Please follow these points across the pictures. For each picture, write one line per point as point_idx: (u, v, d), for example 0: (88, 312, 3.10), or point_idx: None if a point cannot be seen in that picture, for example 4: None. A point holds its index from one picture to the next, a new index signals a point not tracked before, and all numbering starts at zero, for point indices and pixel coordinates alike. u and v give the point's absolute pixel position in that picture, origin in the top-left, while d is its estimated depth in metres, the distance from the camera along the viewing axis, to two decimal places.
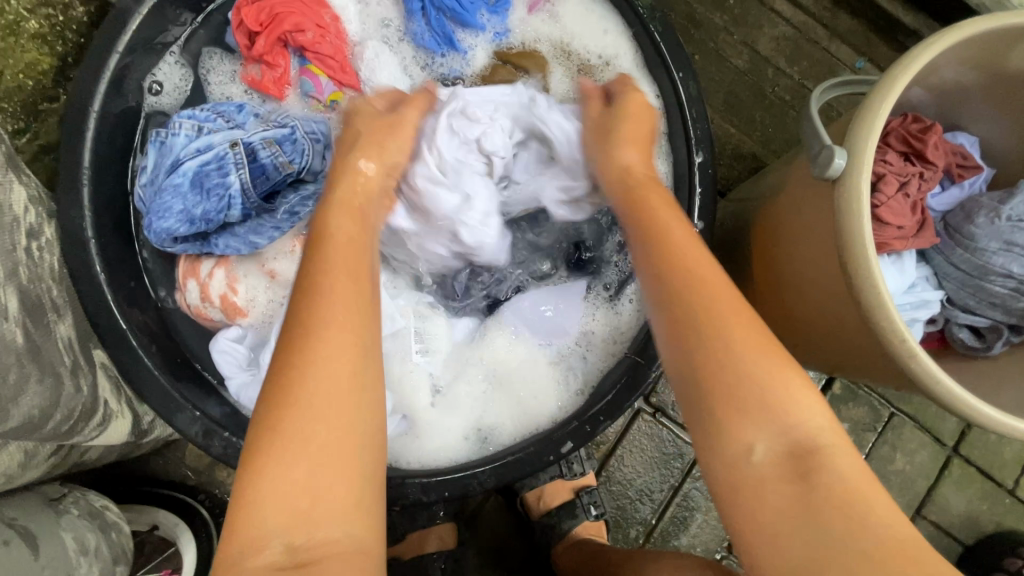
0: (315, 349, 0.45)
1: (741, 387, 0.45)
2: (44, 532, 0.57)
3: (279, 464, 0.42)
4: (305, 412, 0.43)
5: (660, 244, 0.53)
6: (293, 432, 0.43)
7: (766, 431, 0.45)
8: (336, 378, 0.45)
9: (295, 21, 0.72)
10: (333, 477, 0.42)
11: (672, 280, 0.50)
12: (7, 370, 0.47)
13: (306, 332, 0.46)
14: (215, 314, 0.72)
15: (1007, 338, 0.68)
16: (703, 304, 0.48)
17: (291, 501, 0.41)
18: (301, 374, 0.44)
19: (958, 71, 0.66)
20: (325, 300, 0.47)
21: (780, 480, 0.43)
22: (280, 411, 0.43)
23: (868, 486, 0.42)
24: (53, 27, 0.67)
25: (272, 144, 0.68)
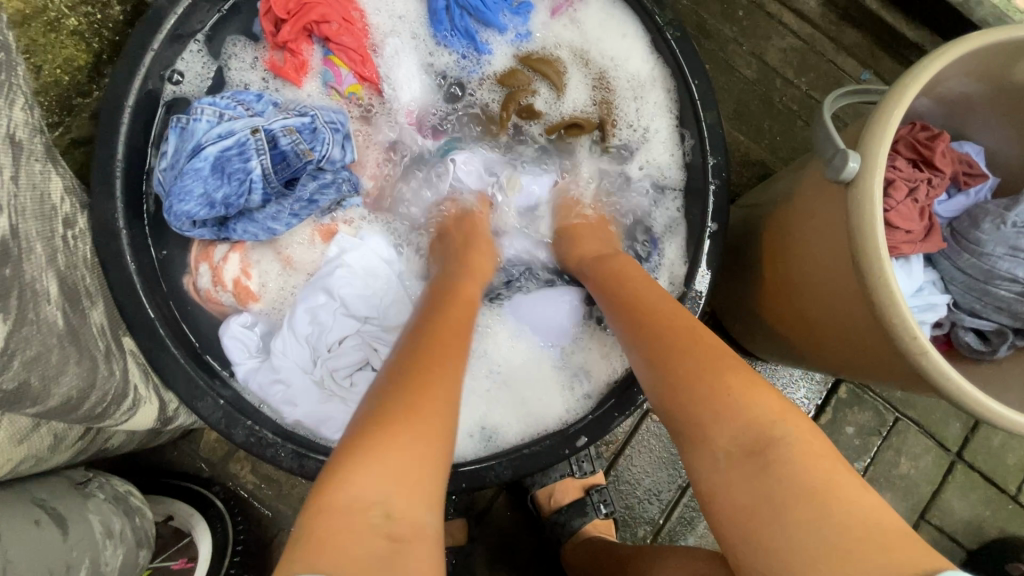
0: (446, 360, 0.51)
1: (692, 379, 0.50)
2: (72, 513, 0.58)
3: (398, 437, 0.44)
4: (432, 401, 0.47)
5: (623, 298, 0.62)
6: (417, 416, 0.46)
7: (721, 426, 0.47)
8: (450, 389, 0.50)
9: (322, 11, 0.74)
10: (433, 467, 0.45)
11: (623, 314, 0.60)
12: (49, 351, 0.48)
13: (439, 347, 0.53)
14: (226, 298, 0.74)
15: (1013, 342, 0.70)
16: (654, 321, 0.57)
17: (404, 475, 0.43)
18: (436, 371, 0.50)
19: (964, 82, 0.68)
20: (457, 338, 0.55)
21: (739, 475, 0.45)
22: (409, 396, 0.47)
23: (822, 461, 0.44)
24: (91, 25, 0.69)
25: (293, 132, 0.70)
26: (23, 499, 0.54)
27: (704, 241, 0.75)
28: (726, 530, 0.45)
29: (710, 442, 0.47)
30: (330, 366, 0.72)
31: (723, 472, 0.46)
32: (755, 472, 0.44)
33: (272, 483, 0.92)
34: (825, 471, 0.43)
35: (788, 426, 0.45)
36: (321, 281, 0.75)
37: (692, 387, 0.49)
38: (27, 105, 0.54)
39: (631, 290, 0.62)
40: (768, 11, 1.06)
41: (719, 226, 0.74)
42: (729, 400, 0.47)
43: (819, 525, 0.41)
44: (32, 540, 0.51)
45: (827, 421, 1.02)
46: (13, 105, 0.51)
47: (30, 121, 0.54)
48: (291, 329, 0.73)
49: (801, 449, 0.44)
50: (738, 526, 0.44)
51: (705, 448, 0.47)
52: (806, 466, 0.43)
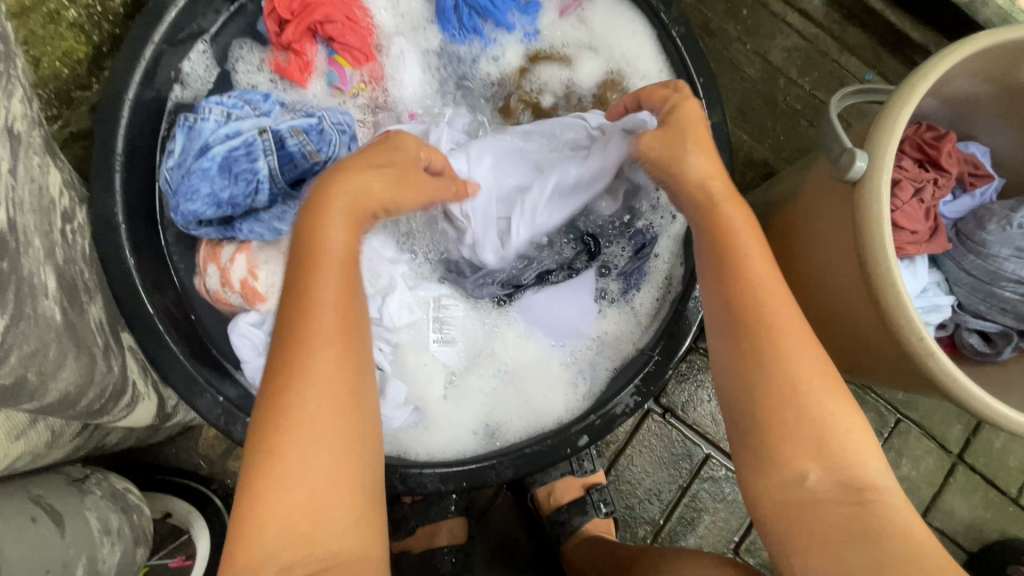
0: (307, 367, 0.43)
1: (799, 400, 0.46)
2: (69, 510, 0.58)
3: (276, 483, 0.42)
4: (301, 435, 0.42)
5: (736, 285, 0.49)
6: (292, 455, 0.42)
7: (818, 459, 0.45)
8: (326, 401, 0.43)
9: (326, 11, 0.73)
10: (330, 498, 0.43)
11: (740, 295, 0.49)
12: (47, 346, 0.47)
13: (299, 346, 0.44)
14: (235, 299, 0.72)
15: (1017, 344, 0.69)
16: (764, 309, 0.48)
17: (292, 522, 0.42)
18: (298, 396, 0.43)
19: (971, 82, 0.68)
20: (320, 315, 0.45)
21: (833, 503, 0.45)
22: (268, 437, 0.42)
23: (908, 509, 0.45)
24: (91, 17, 0.68)
25: (300, 133, 0.69)
26: (20, 495, 0.54)
27: None
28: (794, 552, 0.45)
29: (799, 471, 0.45)
30: None
31: (806, 491, 0.45)
32: (851, 504, 0.44)
33: None
34: (913, 522, 0.44)
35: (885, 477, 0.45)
36: None
37: (788, 401, 0.46)
38: (26, 97, 0.53)
39: (739, 255, 0.51)
40: (773, 10, 1.06)
41: None
42: (818, 428, 0.45)
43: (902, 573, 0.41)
44: (29, 537, 0.51)
45: None
46: (11, 97, 0.50)
47: (28, 114, 0.53)
48: None
49: (893, 497, 0.45)
50: (816, 551, 0.44)
51: (793, 472, 0.45)
52: (899, 516, 0.44)
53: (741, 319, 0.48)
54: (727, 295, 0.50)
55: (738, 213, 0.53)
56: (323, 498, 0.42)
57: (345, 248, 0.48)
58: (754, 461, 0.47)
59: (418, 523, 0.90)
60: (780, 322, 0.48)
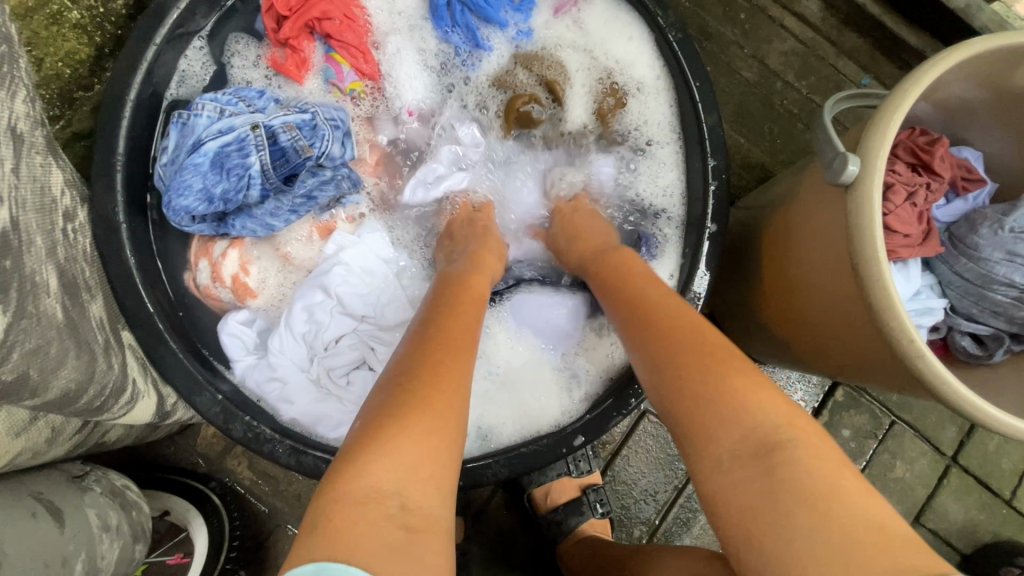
0: (456, 353, 0.50)
1: (705, 385, 0.47)
2: (69, 506, 0.58)
3: (411, 426, 0.44)
4: (446, 390, 0.47)
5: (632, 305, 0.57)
6: (434, 408, 0.45)
7: (725, 429, 0.45)
8: (464, 379, 0.49)
9: (324, 8, 0.74)
10: (446, 458, 0.44)
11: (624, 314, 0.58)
12: (48, 344, 0.48)
13: (448, 339, 0.51)
14: (224, 294, 0.75)
15: (1009, 347, 0.70)
16: (654, 315, 0.55)
17: (418, 466, 0.42)
18: (448, 366, 0.49)
19: (964, 87, 0.68)
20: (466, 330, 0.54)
21: (749, 483, 0.43)
22: (423, 387, 0.46)
23: (827, 459, 0.42)
24: (93, 18, 0.69)
25: (292, 129, 0.69)
26: (20, 492, 0.54)
27: (704, 243, 0.75)
28: (729, 533, 0.43)
29: (715, 446, 0.45)
30: (325, 364, 0.73)
31: (724, 475, 0.44)
32: (761, 475, 0.42)
33: (268, 480, 0.92)
34: (828, 475, 0.41)
35: (795, 431, 0.44)
36: (318, 279, 0.75)
37: (688, 382, 0.48)
38: (29, 97, 0.53)
39: (634, 282, 0.60)
40: (770, 14, 1.07)
41: (719, 227, 0.74)
42: (726, 399, 0.46)
43: (821, 533, 0.39)
44: (28, 533, 0.51)
45: (824, 424, 1.02)
46: (14, 97, 0.51)
47: (31, 113, 0.53)
48: (288, 326, 0.74)
49: (802, 453, 0.42)
50: (752, 541, 0.41)
51: (710, 450, 0.45)
52: (813, 472, 0.41)
53: (638, 328, 0.55)
54: (625, 311, 0.58)
55: (628, 256, 0.66)
56: (445, 455, 0.44)
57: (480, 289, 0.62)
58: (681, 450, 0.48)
59: None
60: (676, 321, 0.53)
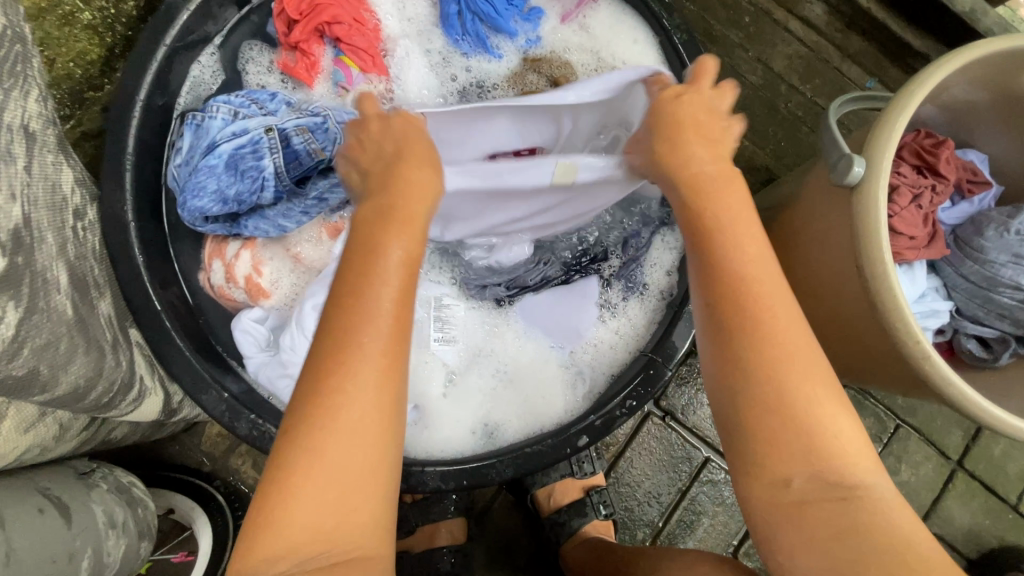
0: (362, 369, 0.44)
1: (788, 396, 0.45)
2: (76, 503, 0.59)
3: (307, 478, 0.43)
4: (339, 428, 0.43)
5: (731, 272, 0.48)
6: (329, 453, 0.43)
7: (808, 455, 0.45)
8: (365, 407, 0.44)
9: (334, 13, 0.75)
10: (361, 498, 0.44)
11: (726, 271, 0.48)
12: (58, 339, 0.48)
13: (339, 351, 0.44)
14: (238, 294, 0.75)
15: (1015, 349, 0.70)
16: (755, 302, 0.47)
17: (319, 517, 0.42)
18: (335, 397, 0.43)
19: (969, 90, 0.69)
20: (368, 328, 0.44)
21: (823, 504, 0.45)
22: (308, 430, 0.43)
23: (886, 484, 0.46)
24: (105, 19, 0.69)
25: (305, 132, 0.70)
26: (28, 487, 0.55)
27: None
28: (776, 537, 0.46)
29: (790, 471, 0.46)
30: None
31: (793, 494, 0.46)
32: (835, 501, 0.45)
33: None
34: (894, 509, 0.45)
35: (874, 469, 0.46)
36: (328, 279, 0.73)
37: (768, 392, 0.46)
38: (41, 97, 0.54)
39: (737, 245, 0.49)
40: (775, 18, 1.07)
41: None
42: (804, 418, 0.46)
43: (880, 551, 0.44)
44: (36, 528, 0.52)
45: None
46: (28, 96, 0.51)
47: (43, 112, 0.54)
48: (297, 325, 0.71)
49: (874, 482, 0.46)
50: (803, 546, 0.45)
51: (782, 469, 0.46)
52: (883, 509, 0.45)
53: (727, 312, 0.48)
54: (719, 283, 0.48)
55: (738, 199, 0.51)
56: (350, 496, 0.43)
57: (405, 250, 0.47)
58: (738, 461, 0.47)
59: (418, 522, 0.91)
60: (773, 321, 0.47)
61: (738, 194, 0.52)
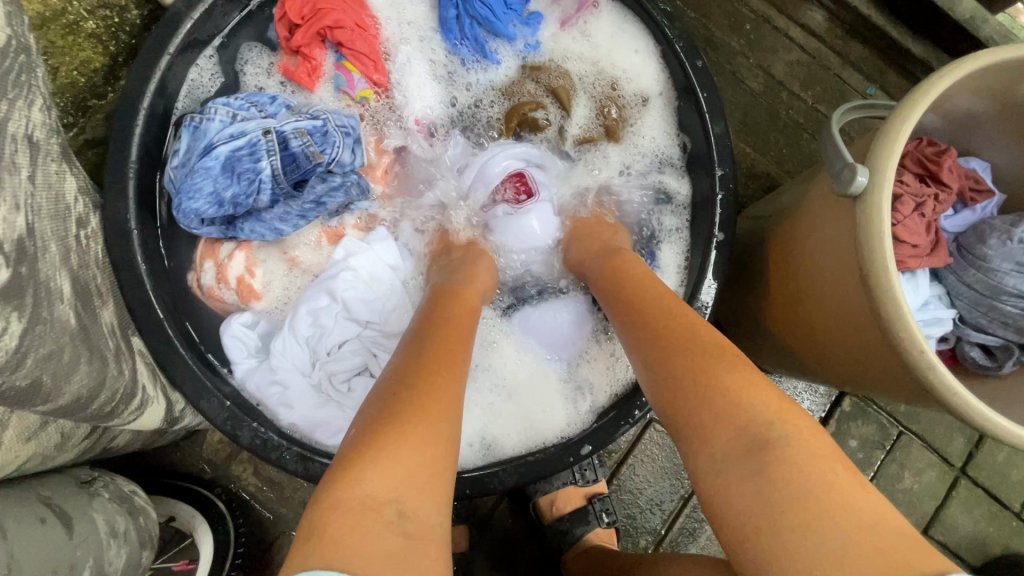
0: (460, 363, 0.53)
1: (705, 379, 0.49)
2: (78, 512, 0.58)
3: (415, 433, 0.45)
4: (447, 396, 0.48)
5: (632, 300, 0.60)
6: (434, 418, 0.46)
7: (721, 431, 0.46)
8: (459, 394, 0.50)
9: (336, 17, 0.75)
10: (448, 465, 0.46)
11: (634, 297, 0.60)
12: (62, 349, 0.48)
13: (445, 350, 0.53)
14: (228, 296, 0.75)
15: (1019, 357, 0.70)
16: (669, 321, 0.55)
17: (421, 472, 0.44)
18: (446, 372, 0.50)
19: (971, 99, 0.69)
20: (463, 343, 0.56)
21: (741, 477, 0.44)
22: (425, 391, 0.48)
23: (808, 445, 0.43)
24: (109, 28, 0.70)
25: (304, 134, 0.70)
26: (29, 497, 0.54)
27: (710, 252, 0.75)
28: (725, 522, 0.44)
29: (710, 443, 0.46)
30: (328, 369, 0.73)
31: (720, 472, 0.45)
32: (752, 473, 0.43)
33: (274, 486, 0.92)
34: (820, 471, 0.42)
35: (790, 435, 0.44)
36: (324, 284, 0.75)
37: (698, 397, 0.48)
38: (46, 106, 0.54)
39: (647, 293, 0.59)
40: (775, 25, 1.08)
41: (726, 237, 0.74)
42: (731, 401, 0.47)
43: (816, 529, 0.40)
44: (37, 538, 0.51)
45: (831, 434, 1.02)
46: (32, 106, 0.51)
47: (47, 122, 0.54)
48: (291, 330, 0.73)
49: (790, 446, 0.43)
50: (752, 530, 0.42)
51: (704, 450, 0.46)
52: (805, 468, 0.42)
53: (645, 339, 0.55)
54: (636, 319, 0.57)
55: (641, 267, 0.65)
56: (445, 458, 0.45)
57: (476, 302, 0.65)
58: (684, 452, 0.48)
59: None
60: (695, 337, 0.52)
61: (641, 265, 0.66)
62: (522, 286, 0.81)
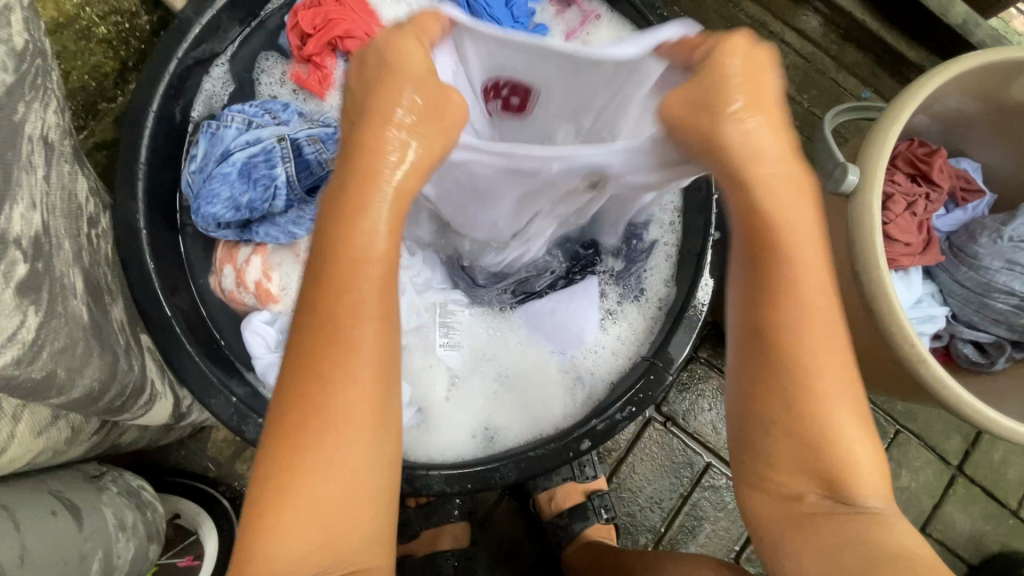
0: (347, 379, 0.41)
1: (810, 405, 0.43)
2: (88, 506, 0.59)
3: (290, 506, 0.41)
4: (325, 442, 0.41)
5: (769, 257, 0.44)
6: (310, 479, 0.41)
7: (792, 452, 0.45)
8: (342, 432, 0.41)
9: (347, 27, 0.76)
10: (356, 509, 0.42)
11: (775, 259, 0.43)
12: (75, 344, 0.50)
13: (318, 367, 0.41)
14: (248, 299, 0.76)
15: (1010, 354, 0.71)
16: (792, 301, 0.43)
17: (312, 539, 0.41)
18: (317, 409, 0.41)
19: (961, 100, 0.70)
20: (349, 339, 0.41)
21: (829, 515, 0.44)
22: (290, 447, 0.41)
23: (874, 482, 0.44)
24: (120, 33, 0.72)
25: (317, 142, 0.72)
26: (41, 489, 0.55)
27: (708, 250, 0.76)
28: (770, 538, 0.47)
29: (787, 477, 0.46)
30: None
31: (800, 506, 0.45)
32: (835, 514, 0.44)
33: None
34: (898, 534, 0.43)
35: (875, 495, 0.44)
36: None
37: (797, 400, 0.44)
38: (60, 109, 0.55)
39: (787, 254, 0.43)
40: (770, 30, 1.10)
41: (722, 235, 0.76)
42: (819, 439, 0.44)
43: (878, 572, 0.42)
44: (49, 530, 0.52)
45: None
46: (47, 108, 0.53)
47: (61, 124, 0.55)
48: None
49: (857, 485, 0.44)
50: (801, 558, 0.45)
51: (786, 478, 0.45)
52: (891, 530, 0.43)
53: (773, 314, 0.43)
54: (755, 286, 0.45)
55: (789, 194, 0.43)
56: (342, 511, 0.42)
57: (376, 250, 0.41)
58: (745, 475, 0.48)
59: (421, 526, 0.92)
60: (806, 332, 0.43)
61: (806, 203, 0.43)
62: (528, 280, 0.78)
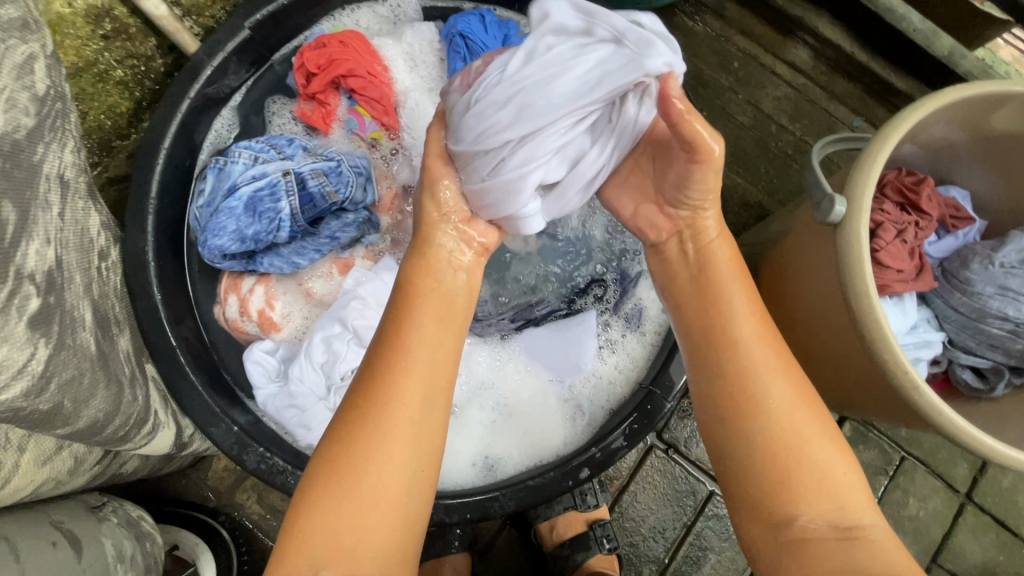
0: (402, 385, 0.46)
1: (795, 427, 0.46)
2: (87, 537, 0.60)
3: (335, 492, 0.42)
4: (384, 433, 0.44)
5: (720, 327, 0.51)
6: (364, 464, 0.43)
7: (807, 485, 0.45)
8: (402, 428, 0.45)
9: (349, 66, 0.80)
10: (381, 519, 0.42)
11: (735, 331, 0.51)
12: (82, 374, 0.51)
13: (388, 374, 0.46)
14: (251, 327, 0.79)
15: (1010, 380, 0.71)
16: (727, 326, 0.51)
17: (338, 535, 0.41)
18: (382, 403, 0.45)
19: (948, 130, 0.72)
20: (409, 351, 0.48)
21: (828, 542, 0.43)
22: (353, 433, 0.44)
23: (895, 545, 0.43)
24: (135, 76, 0.75)
25: (320, 175, 0.74)
26: (42, 521, 0.56)
27: None
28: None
29: (798, 505, 0.44)
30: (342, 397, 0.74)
31: (795, 531, 0.44)
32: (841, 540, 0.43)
33: (277, 514, 0.93)
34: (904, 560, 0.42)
35: (864, 513, 0.44)
36: (336, 312, 0.77)
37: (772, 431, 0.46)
38: (76, 148, 0.58)
39: (724, 293, 0.53)
40: (762, 62, 1.13)
41: None
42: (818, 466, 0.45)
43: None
44: (49, 562, 0.53)
45: None
46: (64, 148, 0.55)
47: (77, 162, 0.58)
48: (307, 356, 0.76)
49: (885, 535, 0.44)
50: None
51: (793, 517, 0.44)
52: (886, 551, 0.42)
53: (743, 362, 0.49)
54: (702, 315, 0.53)
55: (728, 252, 0.55)
56: (373, 511, 0.42)
57: (439, 298, 0.52)
58: (749, 504, 0.46)
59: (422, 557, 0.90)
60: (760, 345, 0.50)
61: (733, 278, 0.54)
62: (528, 307, 0.83)
